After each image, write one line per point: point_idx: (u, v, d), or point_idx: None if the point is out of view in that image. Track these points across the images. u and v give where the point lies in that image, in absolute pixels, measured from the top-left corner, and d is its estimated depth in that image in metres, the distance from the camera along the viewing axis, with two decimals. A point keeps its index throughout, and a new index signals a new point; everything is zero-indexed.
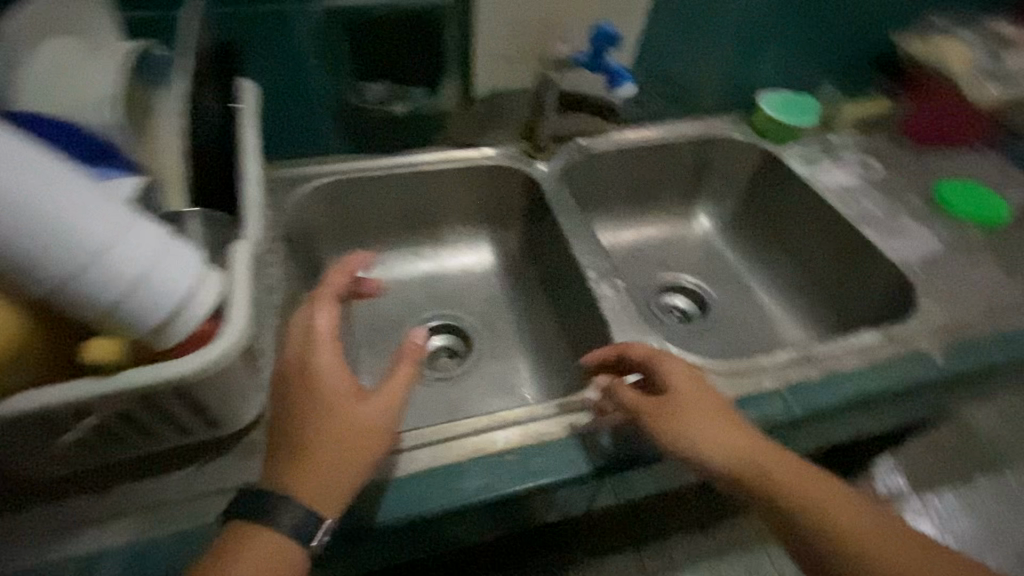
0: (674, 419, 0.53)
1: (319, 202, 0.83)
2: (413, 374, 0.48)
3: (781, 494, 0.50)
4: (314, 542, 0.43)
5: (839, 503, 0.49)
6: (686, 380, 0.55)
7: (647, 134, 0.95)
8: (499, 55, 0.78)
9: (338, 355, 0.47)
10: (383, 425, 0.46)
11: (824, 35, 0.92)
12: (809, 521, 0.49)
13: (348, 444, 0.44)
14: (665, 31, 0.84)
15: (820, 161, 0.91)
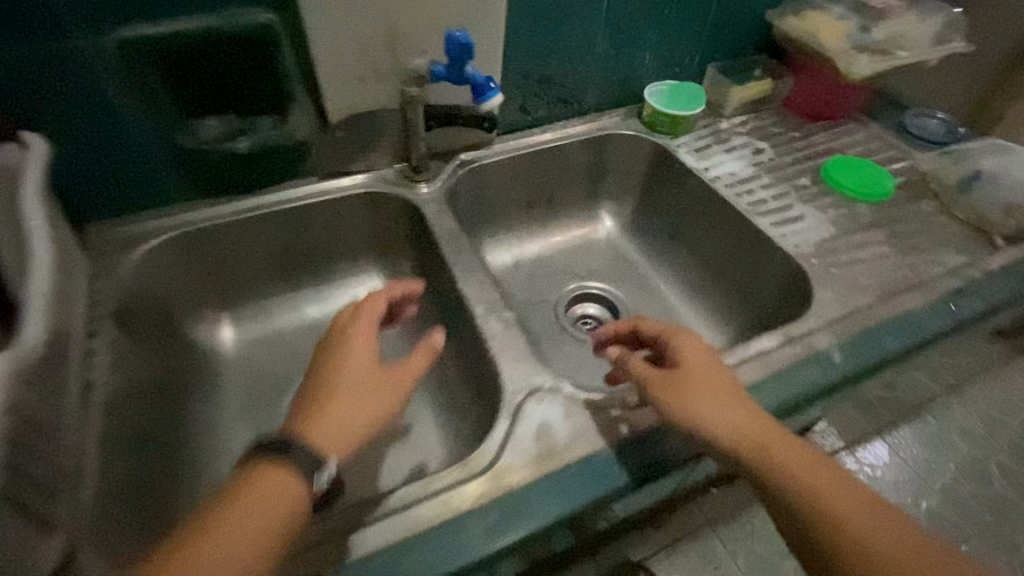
0: (674, 401, 0.52)
1: (166, 260, 0.72)
2: (425, 369, 0.55)
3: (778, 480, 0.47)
4: (319, 483, 0.44)
5: (840, 496, 0.45)
6: (693, 352, 0.55)
7: (534, 141, 0.90)
8: (351, 72, 0.70)
9: (369, 343, 0.54)
10: (396, 394, 0.52)
11: (699, 18, 0.89)
12: (808, 513, 0.45)
13: (365, 395, 0.50)
14: (529, 29, 0.78)
15: (711, 151, 0.89)
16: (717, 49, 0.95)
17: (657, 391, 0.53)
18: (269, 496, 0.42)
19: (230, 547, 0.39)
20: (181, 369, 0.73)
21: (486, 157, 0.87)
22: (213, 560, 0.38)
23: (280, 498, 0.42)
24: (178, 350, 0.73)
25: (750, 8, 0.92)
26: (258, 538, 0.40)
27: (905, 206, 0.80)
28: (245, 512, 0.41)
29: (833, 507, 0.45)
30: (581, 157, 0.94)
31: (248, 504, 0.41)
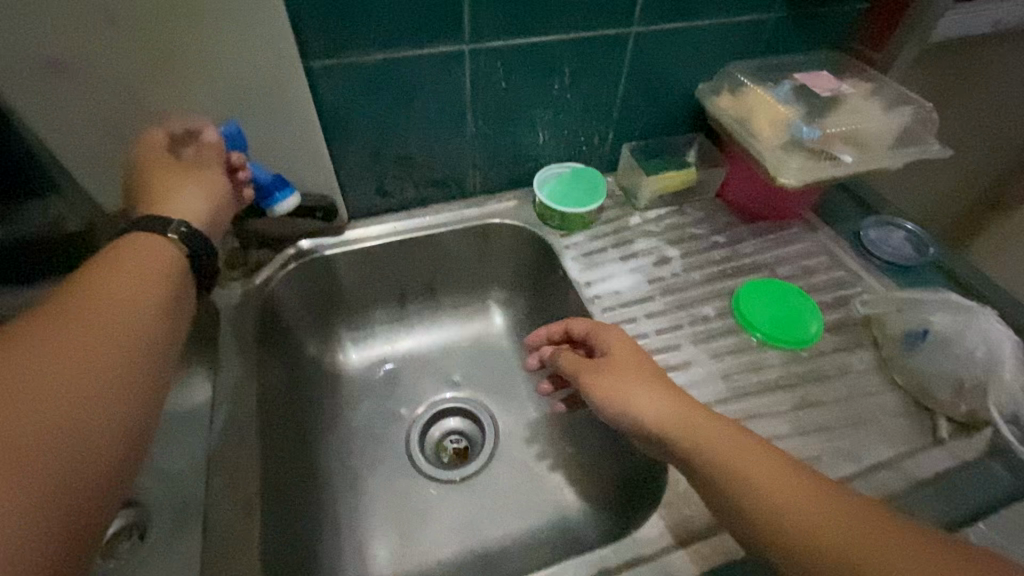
0: (621, 380, 0.53)
1: None
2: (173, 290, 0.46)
3: (720, 465, 0.44)
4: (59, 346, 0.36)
5: (806, 504, 0.40)
6: (625, 345, 0.56)
7: (395, 226, 0.76)
8: (117, 159, 0.57)
9: (123, 272, 0.44)
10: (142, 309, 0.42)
11: (605, 92, 0.73)
12: (746, 500, 0.42)
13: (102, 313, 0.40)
14: (366, 107, 0.63)
15: (603, 258, 0.72)
16: (635, 125, 0.78)
17: (595, 380, 0.55)
18: (143, 258, 0.46)
19: (86, 395, 0.35)
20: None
21: (329, 247, 0.73)
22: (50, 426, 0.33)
23: (149, 255, 0.46)
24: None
25: (674, 81, 0.75)
26: (90, 330, 0.38)
27: (829, 359, 0.62)
28: (108, 271, 0.43)
29: (767, 491, 0.41)
30: (459, 248, 0.79)
31: (121, 254, 0.45)
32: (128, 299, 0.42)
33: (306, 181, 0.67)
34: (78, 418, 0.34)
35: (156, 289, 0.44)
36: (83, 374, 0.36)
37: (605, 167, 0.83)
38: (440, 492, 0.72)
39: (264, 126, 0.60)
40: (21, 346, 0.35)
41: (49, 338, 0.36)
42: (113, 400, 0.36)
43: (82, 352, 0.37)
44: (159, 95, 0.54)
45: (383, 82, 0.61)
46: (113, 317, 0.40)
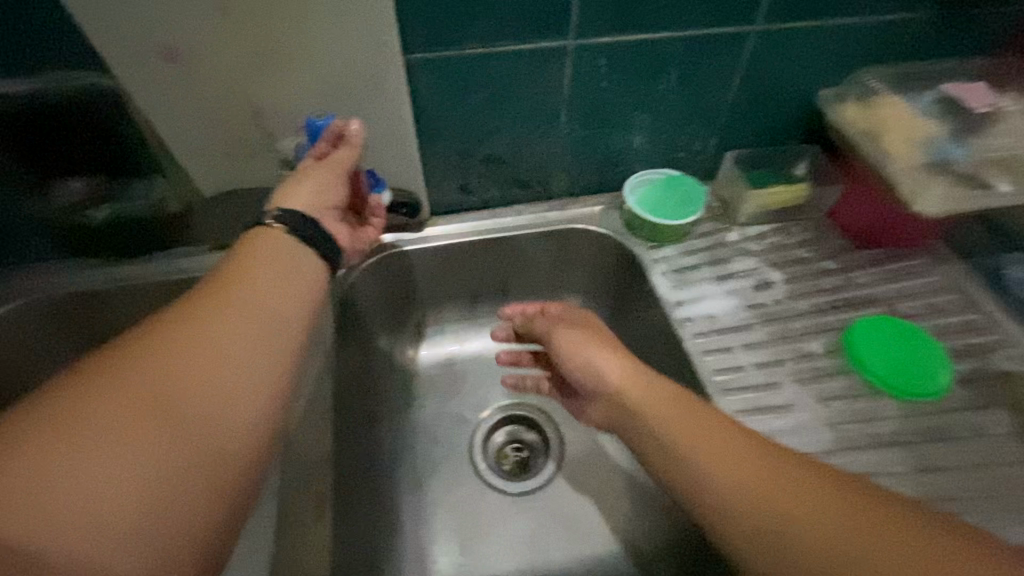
0: (587, 340, 0.54)
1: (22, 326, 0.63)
2: (309, 277, 0.49)
3: (686, 454, 0.42)
4: (209, 331, 0.40)
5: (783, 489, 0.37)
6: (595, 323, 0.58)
7: (475, 225, 0.74)
8: (219, 147, 0.58)
9: (264, 264, 0.47)
10: (279, 303, 0.45)
11: (713, 97, 0.67)
12: (708, 498, 0.40)
13: (246, 305, 0.43)
14: (460, 104, 0.60)
15: (697, 275, 0.66)
16: (741, 132, 0.71)
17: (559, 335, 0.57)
18: (285, 263, 0.48)
19: (228, 405, 0.38)
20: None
21: (409, 242, 0.72)
22: (202, 409, 0.37)
23: (288, 256, 0.49)
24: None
25: (793, 86, 0.67)
26: (234, 321, 0.42)
27: (957, 418, 0.55)
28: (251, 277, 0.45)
29: (731, 490, 0.39)
30: (539, 252, 0.75)
31: (264, 255, 0.48)
32: (270, 307, 0.44)
33: (392, 176, 0.65)
34: (219, 404, 0.38)
35: (294, 298, 0.46)
36: (228, 384, 0.39)
37: (702, 175, 0.76)
38: (502, 504, 0.70)
39: (357, 119, 0.58)
40: (175, 338, 0.39)
41: (203, 323, 0.41)
42: (249, 390, 0.40)
43: (228, 361, 0.40)
44: (260, 86, 0.53)
45: (480, 79, 0.58)
46: (257, 326, 0.43)
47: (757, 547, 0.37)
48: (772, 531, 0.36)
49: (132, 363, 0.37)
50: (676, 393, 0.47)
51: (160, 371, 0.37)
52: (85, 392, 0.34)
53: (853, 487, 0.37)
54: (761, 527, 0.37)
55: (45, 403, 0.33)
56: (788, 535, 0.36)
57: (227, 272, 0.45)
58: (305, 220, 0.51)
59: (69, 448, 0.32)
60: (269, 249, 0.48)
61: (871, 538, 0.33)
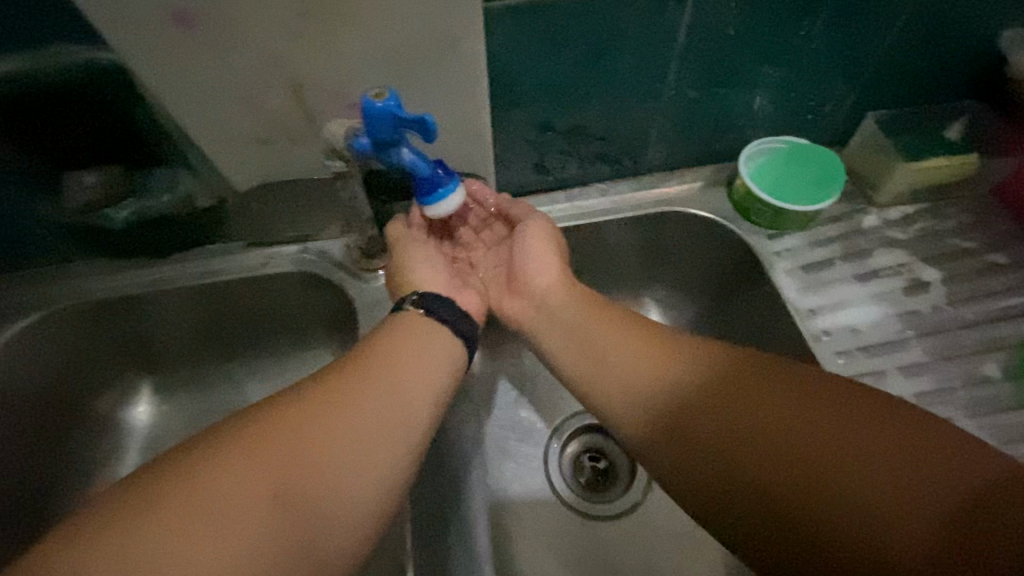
0: (545, 241, 0.55)
1: (70, 331, 0.58)
2: (449, 359, 0.48)
3: (602, 351, 0.48)
4: (343, 407, 0.40)
5: (693, 391, 0.42)
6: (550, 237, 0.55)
7: (553, 208, 0.62)
8: (252, 131, 0.47)
9: (405, 348, 0.46)
10: (415, 393, 0.44)
11: (866, 44, 0.52)
12: (637, 401, 0.44)
13: (383, 390, 0.42)
14: (545, 66, 0.48)
15: (832, 278, 0.55)
16: (890, 87, 0.56)
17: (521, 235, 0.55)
18: (408, 343, 0.46)
19: (336, 492, 0.37)
20: (76, 460, 0.60)
21: None
22: (316, 505, 0.36)
23: (419, 339, 0.47)
24: (82, 435, 0.61)
25: (973, 26, 0.51)
26: (370, 407, 0.41)
27: None
28: (379, 359, 0.44)
29: (686, 398, 0.42)
30: (624, 239, 0.63)
31: (393, 336, 0.47)
32: (398, 388, 0.43)
33: (458, 158, 0.54)
34: (329, 502, 0.36)
35: (424, 383, 0.44)
36: (328, 490, 0.36)
37: (828, 141, 0.62)
38: (591, 528, 0.63)
39: (418, 91, 0.46)
40: (311, 411, 0.39)
41: (338, 401, 0.40)
42: (364, 493, 0.38)
43: (345, 446, 0.38)
44: (300, 56, 0.41)
45: (575, 34, 0.45)
46: (380, 411, 0.41)
47: (741, 443, 0.38)
48: (749, 421, 0.38)
49: (263, 436, 0.37)
50: (660, 341, 0.47)
51: (285, 446, 0.36)
52: (221, 456, 0.35)
53: (762, 375, 0.40)
54: (737, 423, 0.39)
55: (178, 465, 0.34)
56: (762, 422, 0.38)
57: (372, 346, 0.45)
58: (439, 301, 0.50)
59: (192, 510, 0.32)
60: (405, 329, 0.47)
61: (831, 407, 0.37)
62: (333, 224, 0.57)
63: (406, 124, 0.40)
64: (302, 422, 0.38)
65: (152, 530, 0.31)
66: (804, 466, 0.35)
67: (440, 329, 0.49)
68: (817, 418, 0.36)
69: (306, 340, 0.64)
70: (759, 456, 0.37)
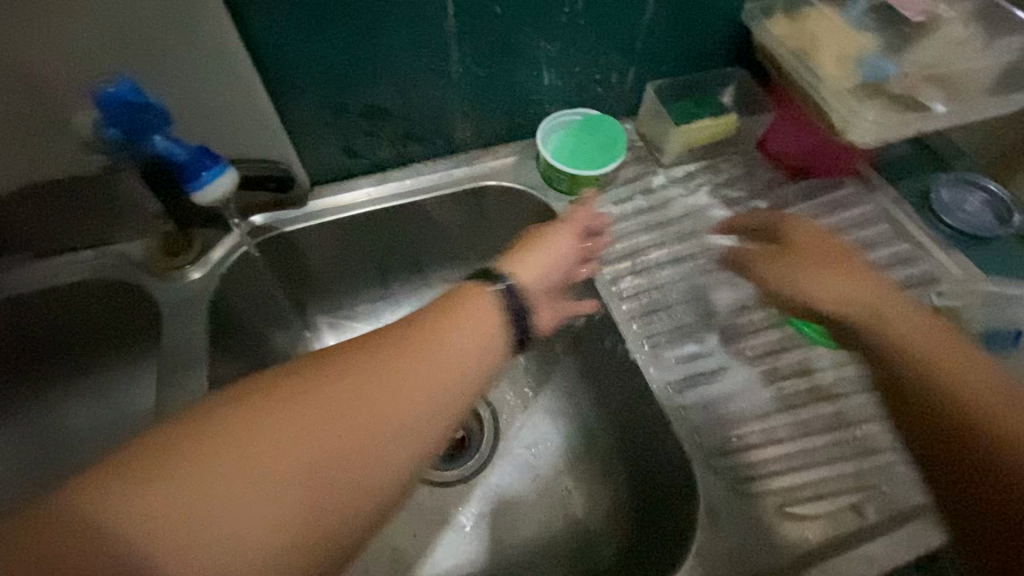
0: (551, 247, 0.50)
1: None
2: (474, 329, 0.40)
3: (800, 276, 0.49)
4: (394, 391, 0.34)
5: (908, 321, 0.43)
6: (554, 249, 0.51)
7: (371, 190, 0.63)
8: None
9: (460, 338, 0.39)
10: (451, 385, 0.37)
11: (627, 21, 0.57)
12: (818, 297, 0.47)
13: (415, 384, 0.35)
14: (317, 47, 0.48)
15: (626, 232, 0.61)
16: (661, 58, 0.62)
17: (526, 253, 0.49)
18: (457, 321, 0.40)
19: (341, 516, 0.31)
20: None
21: (290, 223, 0.60)
22: (318, 525, 0.31)
23: (482, 320, 0.41)
24: None
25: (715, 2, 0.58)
26: (400, 405, 0.34)
27: None
28: (439, 339, 0.38)
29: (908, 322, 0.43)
30: (450, 215, 0.66)
31: (457, 309, 0.40)
32: (433, 375, 0.36)
33: (252, 147, 0.53)
34: (330, 526, 0.31)
35: (452, 363, 0.37)
36: (341, 508, 0.31)
37: (623, 110, 0.68)
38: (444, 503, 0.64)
39: (176, 77, 0.45)
40: (335, 405, 0.33)
41: (346, 390, 0.34)
42: (375, 503, 0.33)
43: (346, 433, 0.32)
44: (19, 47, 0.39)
45: (337, 13, 0.46)
46: (402, 399, 0.35)
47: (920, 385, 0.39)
48: (920, 379, 0.40)
49: (295, 409, 0.32)
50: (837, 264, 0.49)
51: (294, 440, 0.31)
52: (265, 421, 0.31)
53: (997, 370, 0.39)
54: (939, 357, 0.40)
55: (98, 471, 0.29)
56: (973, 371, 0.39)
57: (422, 320, 0.39)
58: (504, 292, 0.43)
59: (150, 508, 0.27)
60: (469, 313, 0.41)
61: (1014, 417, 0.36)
62: (132, 226, 0.55)
63: (148, 111, 0.40)
64: (300, 422, 0.32)
65: (126, 508, 0.27)
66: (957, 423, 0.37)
67: (503, 324, 0.42)
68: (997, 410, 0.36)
69: (115, 351, 0.59)
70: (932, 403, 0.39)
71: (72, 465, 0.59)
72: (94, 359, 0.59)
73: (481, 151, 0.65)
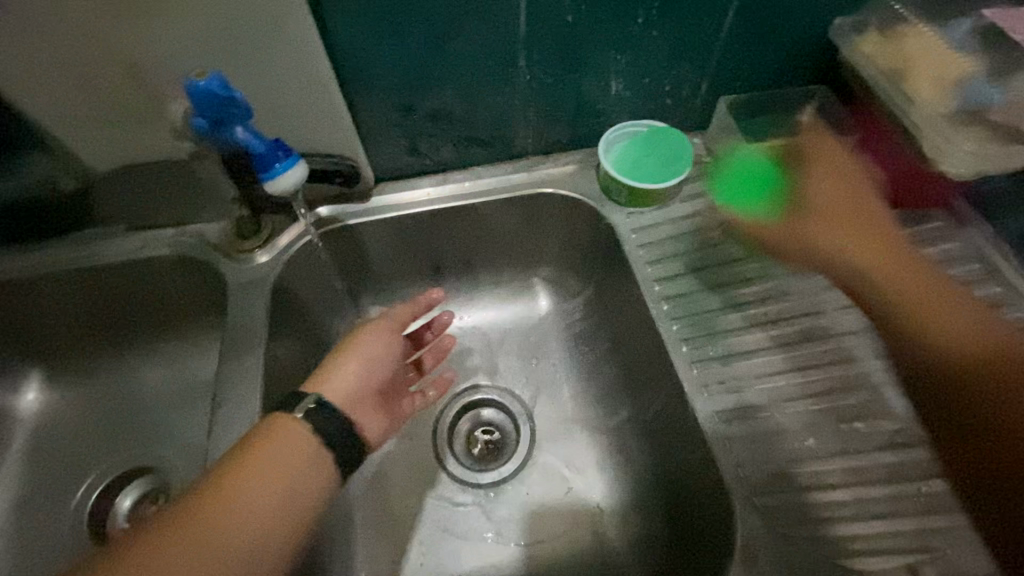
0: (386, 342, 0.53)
1: None
2: (309, 453, 0.43)
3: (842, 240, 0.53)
4: (234, 540, 0.38)
5: (938, 300, 0.47)
6: (375, 351, 0.51)
7: (429, 191, 0.64)
8: (105, 115, 0.48)
9: (251, 483, 0.40)
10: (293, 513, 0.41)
11: (704, 33, 0.55)
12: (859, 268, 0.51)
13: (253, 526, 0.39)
14: (392, 50, 0.50)
15: (682, 249, 0.60)
16: (736, 73, 0.60)
17: (347, 357, 0.50)
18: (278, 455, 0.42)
19: None
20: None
21: (352, 216, 0.62)
22: None
23: (296, 449, 0.42)
24: None
25: (800, 16, 0.55)
26: (238, 552, 0.38)
27: None
28: (248, 479, 0.40)
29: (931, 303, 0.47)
30: (504, 219, 0.66)
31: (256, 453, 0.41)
32: (267, 511, 0.39)
33: (323, 141, 0.56)
34: None
35: (288, 495, 0.41)
36: None
37: (692, 124, 0.66)
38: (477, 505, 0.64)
39: (260, 74, 0.48)
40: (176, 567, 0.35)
41: (187, 550, 0.36)
42: None
43: None
44: (127, 40, 0.43)
45: (412, 19, 0.48)
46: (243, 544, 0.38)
47: (930, 346, 0.46)
48: (957, 364, 0.45)
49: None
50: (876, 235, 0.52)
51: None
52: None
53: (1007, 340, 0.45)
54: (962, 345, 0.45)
55: None
56: (975, 330, 0.45)
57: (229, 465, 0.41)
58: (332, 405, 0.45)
59: None
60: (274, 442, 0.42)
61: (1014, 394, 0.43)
62: (211, 208, 0.59)
63: (234, 103, 0.43)
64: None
65: None
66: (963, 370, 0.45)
67: (319, 450, 0.44)
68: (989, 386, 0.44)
69: (187, 322, 0.64)
70: (939, 356, 0.46)
71: (145, 421, 0.65)
72: (170, 326, 0.65)
73: (542, 158, 0.65)
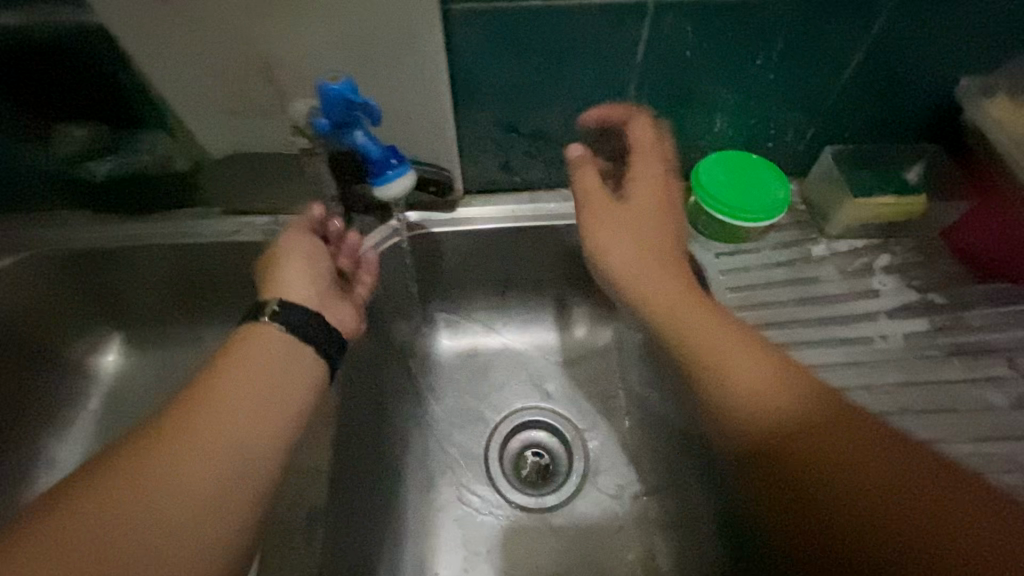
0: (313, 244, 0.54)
1: (40, 278, 0.61)
2: (272, 345, 0.45)
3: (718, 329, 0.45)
4: (237, 399, 0.41)
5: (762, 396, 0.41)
6: (299, 254, 0.52)
7: (513, 208, 0.64)
8: (228, 104, 0.50)
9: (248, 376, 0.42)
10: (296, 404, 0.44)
11: (822, 78, 0.54)
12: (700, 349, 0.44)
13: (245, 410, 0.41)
14: (508, 67, 0.50)
15: (775, 299, 0.57)
16: (847, 122, 0.58)
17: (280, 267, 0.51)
18: (269, 351, 0.45)
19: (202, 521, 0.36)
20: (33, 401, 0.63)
21: (437, 224, 0.63)
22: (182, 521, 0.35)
23: (268, 358, 0.44)
24: (52, 377, 0.65)
25: (927, 72, 0.53)
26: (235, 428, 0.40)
27: None
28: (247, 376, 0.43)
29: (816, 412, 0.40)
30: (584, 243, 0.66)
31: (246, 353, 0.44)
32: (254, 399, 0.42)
33: (423, 149, 0.56)
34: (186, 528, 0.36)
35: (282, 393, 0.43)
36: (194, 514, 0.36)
37: (790, 170, 0.64)
38: (525, 536, 0.63)
39: (377, 79, 0.49)
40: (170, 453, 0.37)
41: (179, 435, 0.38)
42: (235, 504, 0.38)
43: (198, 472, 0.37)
44: (268, 35, 0.45)
45: (531, 38, 0.48)
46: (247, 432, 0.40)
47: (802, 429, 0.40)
48: (824, 471, 0.38)
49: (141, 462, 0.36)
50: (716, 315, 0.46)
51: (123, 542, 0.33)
52: (85, 554, 0.32)
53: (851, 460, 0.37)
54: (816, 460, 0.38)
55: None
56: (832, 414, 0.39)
57: (220, 365, 0.43)
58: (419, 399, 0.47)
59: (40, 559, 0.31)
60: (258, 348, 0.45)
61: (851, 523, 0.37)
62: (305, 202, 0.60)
63: (359, 107, 0.43)
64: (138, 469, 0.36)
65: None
66: (903, 494, 0.36)
67: (301, 348, 0.47)
68: (865, 509, 0.37)
69: None
70: (838, 462, 0.38)
71: None
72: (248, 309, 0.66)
73: None
